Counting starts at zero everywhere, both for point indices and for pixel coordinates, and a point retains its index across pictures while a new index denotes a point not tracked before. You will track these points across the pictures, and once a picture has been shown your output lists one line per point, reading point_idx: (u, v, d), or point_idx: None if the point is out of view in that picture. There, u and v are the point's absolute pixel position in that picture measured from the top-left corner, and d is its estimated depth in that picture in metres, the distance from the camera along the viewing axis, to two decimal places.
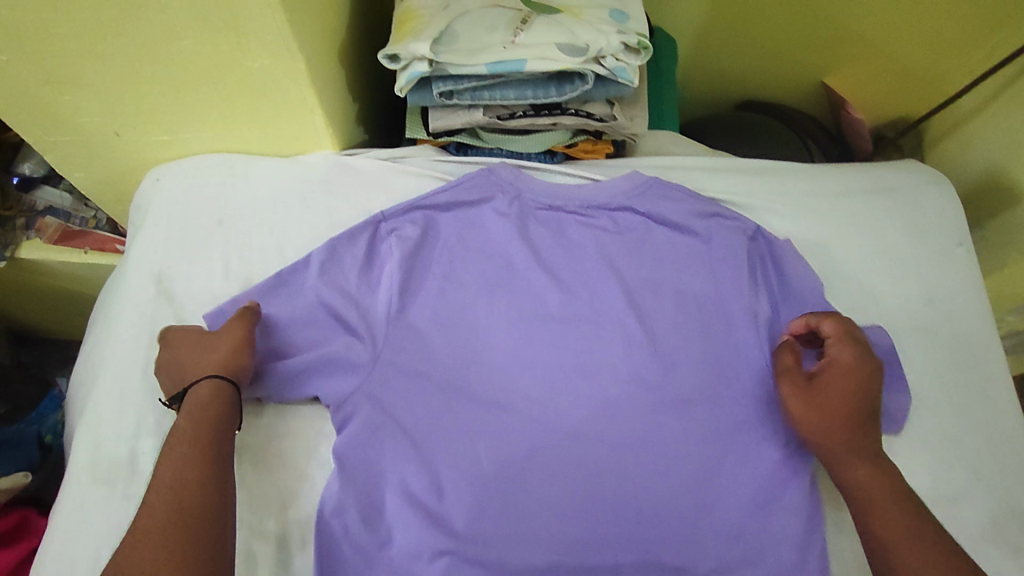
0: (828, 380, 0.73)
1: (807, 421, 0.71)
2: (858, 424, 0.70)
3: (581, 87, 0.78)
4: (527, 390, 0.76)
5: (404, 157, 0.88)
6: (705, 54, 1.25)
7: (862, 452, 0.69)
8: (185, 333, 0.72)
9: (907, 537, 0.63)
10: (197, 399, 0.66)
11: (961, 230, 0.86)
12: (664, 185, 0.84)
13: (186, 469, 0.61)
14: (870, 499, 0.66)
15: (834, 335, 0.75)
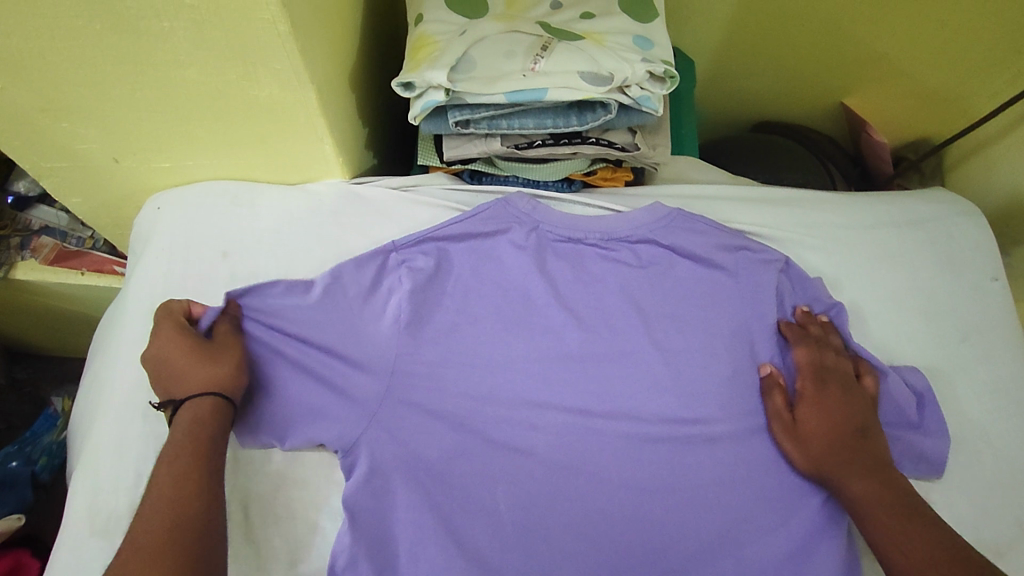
0: (806, 413, 0.72)
1: (800, 461, 0.71)
2: (847, 448, 0.69)
3: (603, 117, 0.75)
4: (547, 434, 0.72)
5: (416, 186, 0.84)
6: (721, 72, 1.22)
7: (855, 471, 0.67)
8: (169, 330, 0.65)
9: (913, 545, 0.61)
10: (194, 414, 0.60)
11: (995, 263, 0.84)
12: (687, 218, 0.80)
13: (183, 479, 0.55)
14: (868, 517, 0.64)
15: (805, 364, 0.74)
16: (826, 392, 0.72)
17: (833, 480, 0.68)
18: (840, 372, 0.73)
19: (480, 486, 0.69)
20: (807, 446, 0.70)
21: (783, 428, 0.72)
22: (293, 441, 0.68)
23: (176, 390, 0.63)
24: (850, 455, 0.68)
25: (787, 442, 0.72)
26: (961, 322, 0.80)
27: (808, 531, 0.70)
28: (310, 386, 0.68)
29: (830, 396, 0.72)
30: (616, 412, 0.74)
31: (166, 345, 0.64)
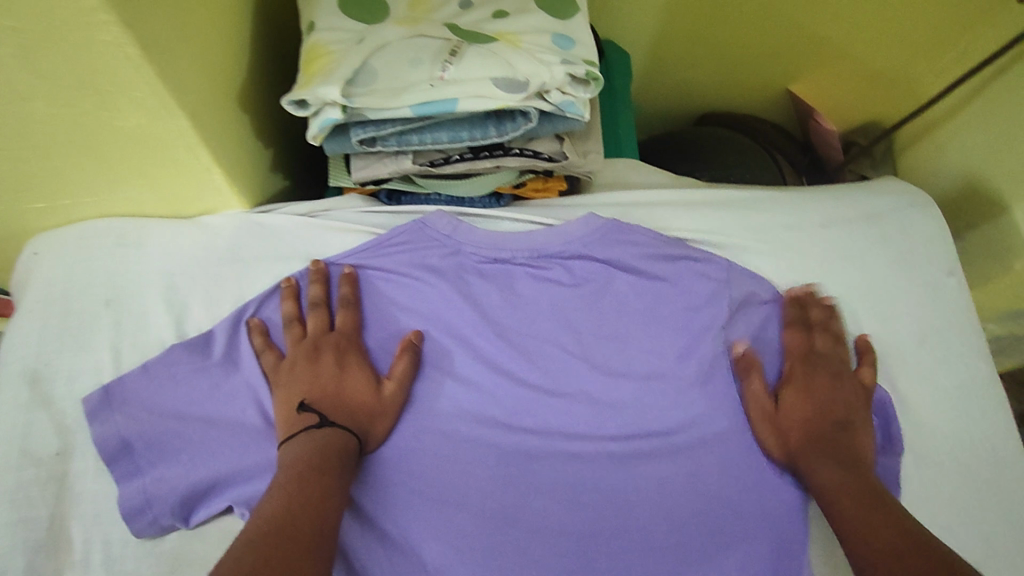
0: (789, 395, 0.67)
1: (771, 445, 0.66)
2: (822, 435, 0.64)
3: (524, 126, 0.68)
4: (476, 480, 0.65)
5: (326, 211, 0.76)
6: (663, 63, 1.15)
7: (828, 459, 0.62)
8: (355, 357, 0.66)
9: (878, 531, 0.53)
10: (344, 443, 0.59)
11: (950, 257, 0.78)
12: (623, 228, 0.74)
13: (306, 486, 0.53)
14: (834, 504, 0.58)
15: (794, 347, 0.70)
16: (813, 378, 0.68)
17: (806, 465, 0.63)
18: (832, 361, 0.69)
19: (406, 545, 0.61)
20: (782, 430, 0.66)
21: (760, 407, 0.67)
22: (198, 511, 0.61)
23: (325, 406, 0.62)
24: (827, 443, 0.63)
25: (761, 423, 0.67)
26: (920, 324, 0.75)
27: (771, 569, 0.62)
28: (215, 451, 0.62)
29: (817, 381, 0.68)
30: (556, 449, 0.67)
31: (354, 369, 0.65)
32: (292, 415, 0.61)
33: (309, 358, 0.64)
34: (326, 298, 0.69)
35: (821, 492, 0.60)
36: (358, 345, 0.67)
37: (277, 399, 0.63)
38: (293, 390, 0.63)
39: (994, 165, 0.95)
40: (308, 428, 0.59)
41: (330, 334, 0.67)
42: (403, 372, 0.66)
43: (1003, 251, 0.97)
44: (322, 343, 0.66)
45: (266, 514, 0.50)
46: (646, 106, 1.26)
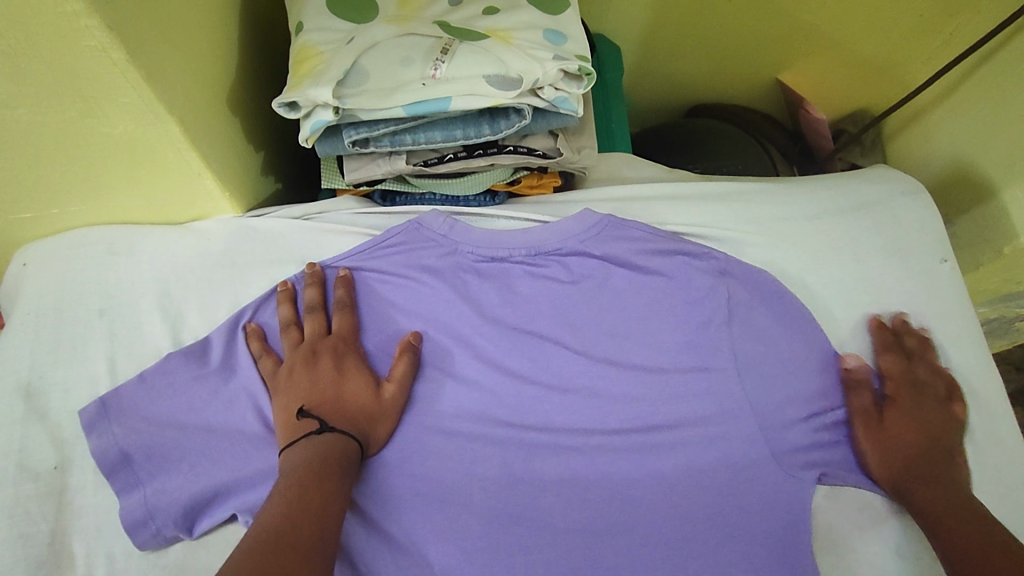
0: (893, 417, 0.67)
1: (872, 466, 0.66)
2: (928, 457, 0.65)
3: (518, 123, 0.67)
4: (480, 480, 0.64)
5: (320, 213, 0.75)
6: (652, 56, 1.15)
7: (932, 479, 0.63)
8: (354, 361, 0.65)
9: (985, 552, 0.55)
10: (343, 449, 0.58)
11: (943, 244, 0.79)
12: (619, 223, 0.73)
13: (307, 489, 0.53)
14: (938, 522, 0.59)
15: (898, 371, 0.70)
16: (919, 400, 0.68)
17: (903, 486, 0.63)
18: (934, 384, 0.70)
19: (410, 547, 0.61)
20: (884, 452, 0.66)
21: (868, 426, 0.67)
22: (202, 521, 0.60)
23: (325, 411, 0.61)
24: (927, 465, 0.64)
25: (865, 443, 0.67)
26: (916, 311, 0.75)
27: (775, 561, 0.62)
28: (215, 461, 0.62)
29: (922, 407, 0.68)
30: (557, 446, 0.67)
31: (352, 373, 0.64)
32: (292, 421, 0.60)
33: (306, 363, 0.64)
34: (321, 301, 0.68)
35: (922, 512, 0.61)
36: (355, 347, 0.67)
37: (276, 406, 0.62)
38: (292, 397, 0.62)
39: (981, 151, 0.96)
40: (309, 434, 0.58)
41: (327, 337, 0.66)
42: (402, 373, 0.66)
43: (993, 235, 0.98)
44: (320, 347, 0.65)
45: (263, 521, 0.49)
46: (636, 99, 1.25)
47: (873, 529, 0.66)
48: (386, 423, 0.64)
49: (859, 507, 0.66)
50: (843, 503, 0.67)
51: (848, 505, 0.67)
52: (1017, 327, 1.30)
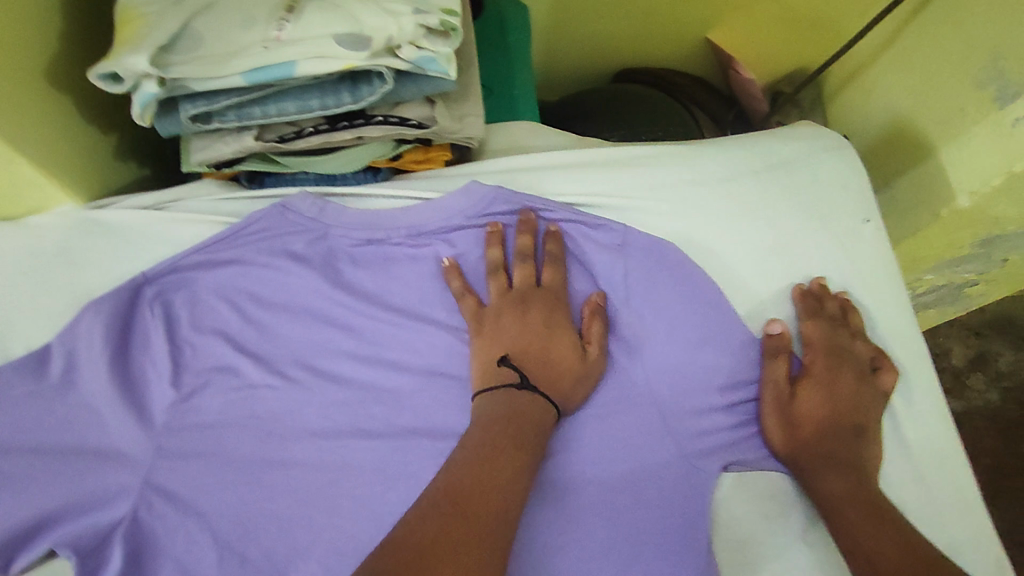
0: (810, 392, 0.62)
1: (777, 443, 0.61)
2: (839, 440, 0.60)
3: (380, 89, 0.60)
4: (350, 488, 0.58)
5: (175, 201, 0.68)
6: (566, 21, 1.03)
7: (839, 468, 0.58)
8: (563, 316, 0.62)
9: (890, 555, 0.51)
10: (541, 416, 0.56)
11: (867, 203, 0.73)
12: (511, 197, 0.67)
13: (502, 461, 0.50)
14: (844, 521, 0.55)
15: (819, 340, 0.64)
16: (838, 373, 0.63)
17: (810, 472, 0.59)
18: (853, 355, 0.64)
19: (269, 567, 0.55)
20: (794, 432, 0.60)
21: (779, 402, 0.61)
22: (19, 556, 0.53)
23: (529, 365, 0.59)
24: (837, 449, 0.59)
25: (772, 418, 0.61)
26: (837, 278, 0.69)
27: (667, 561, 0.56)
28: (41, 486, 0.55)
29: (838, 380, 0.62)
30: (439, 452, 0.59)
31: (557, 325, 0.61)
32: (546, 364, 0.59)
33: (516, 310, 0.61)
34: (504, 260, 0.64)
35: (828, 505, 0.57)
36: (564, 303, 0.63)
37: (478, 350, 0.61)
38: (505, 340, 0.60)
39: (920, 105, 0.93)
40: (510, 387, 0.57)
41: (538, 289, 0.63)
42: (597, 333, 0.62)
43: (933, 196, 0.92)
44: (530, 297, 0.62)
45: (444, 482, 0.48)
46: (552, 73, 1.13)
47: (784, 519, 0.59)
48: (589, 382, 0.61)
49: (770, 495, 0.60)
50: (753, 492, 0.60)
51: (759, 493, 0.60)
52: (966, 290, 1.28)
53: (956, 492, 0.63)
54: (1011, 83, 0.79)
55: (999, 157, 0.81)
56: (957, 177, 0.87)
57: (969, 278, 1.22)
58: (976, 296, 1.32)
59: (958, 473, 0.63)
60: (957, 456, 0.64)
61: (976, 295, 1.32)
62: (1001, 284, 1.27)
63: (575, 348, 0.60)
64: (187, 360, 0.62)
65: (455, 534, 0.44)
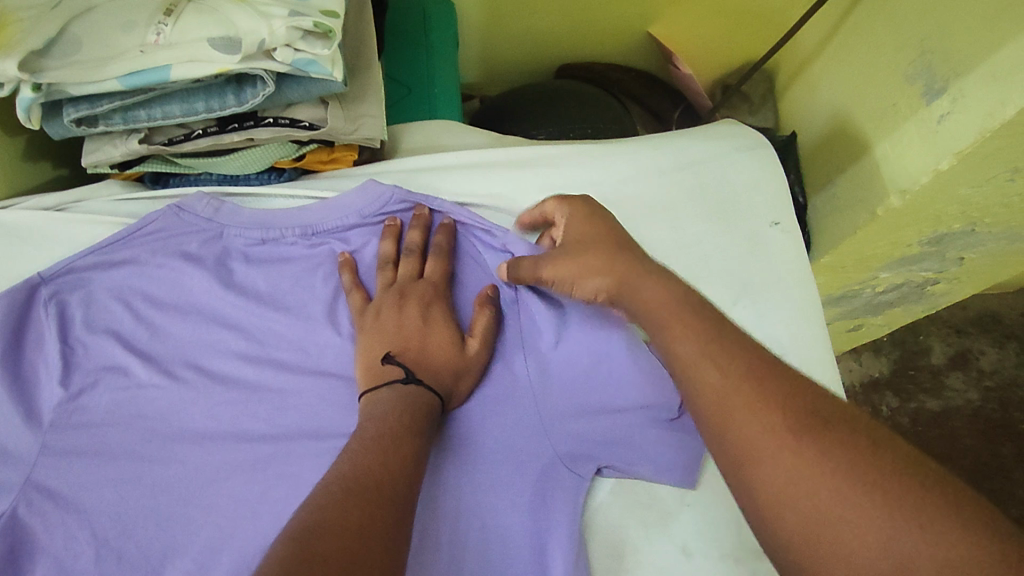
0: (571, 233, 0.59)
1: (594, 290, 0.55)
2: (625, 252, 0.54)
3: (262, 91, 0.59)
4: (228, 488, 0.59)
5: (79, 201, 0.69)
6: (503, 18, 1.02)
7: (652, 276, 0.52)
8: (443, 310, 0.62)
9: (711, 356, 0.45)
10: (428, 406, 0.56)
11: (777, 205, 0.71)
12: (406, 195, 0.67)
13: (403, 447, 0.52)
14: (662, 323, 0.48)
15: (578, 204, 0.60)
16: (591, 208, 0.60)
17: (631, 292, 0.52)
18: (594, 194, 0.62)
19: (145, 565, 0.56)
20: (580, 266, 0.56)
21: (552, 258, 0.58)
22: None
23: (411, 358, 0.58)
24: (625, 261, 0.54)
25: (558, 271, 0.57)
26: (738, 280, 0.68)
27: (532, 563, 0.57)
28: None
29: (590, 213, 0.60)
30: (315, 453, 0.59)
31: (437, 318, 0.61)
32: (429, 356, 0.59)
33: (395, 305, 0.61)
34: (395, 254, 0.65)
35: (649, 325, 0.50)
36: (445, 297, 0.63)
37: (361, 347, 0.61)
38: (385, 338, 0.60)
39: (858, 100, 0.91)
40: (395, 383, 0.57)
41: (418, 281, 0.63)
42: (484, 327, 0.62)
43: (867, 194, 0.88)
44: (411, 290, 0.62)
45: (349, 468, 0.49)
46: (494, 72, 1.12)
47: (660, 527, 0.60)
48: (469, 375, 0.61)
49: (648, 504, 0.61)
50: (630, 500, 0.61)
51: (637, 500, 0.61)
52: (928, 289, 1.21)
53: None
54: (936, 78, 0.76)
55: (926, 155, 0.78)
56: (891, 174, 0.84)
57: (928, 276, 1.16)
58: (940, 296, 1.26)
59: None
60: None
61: (939, 294, 1.24)
62: (964, 282, 1.20)
63: (457, 339, 0.61)
64: (79, 359, 0.63)
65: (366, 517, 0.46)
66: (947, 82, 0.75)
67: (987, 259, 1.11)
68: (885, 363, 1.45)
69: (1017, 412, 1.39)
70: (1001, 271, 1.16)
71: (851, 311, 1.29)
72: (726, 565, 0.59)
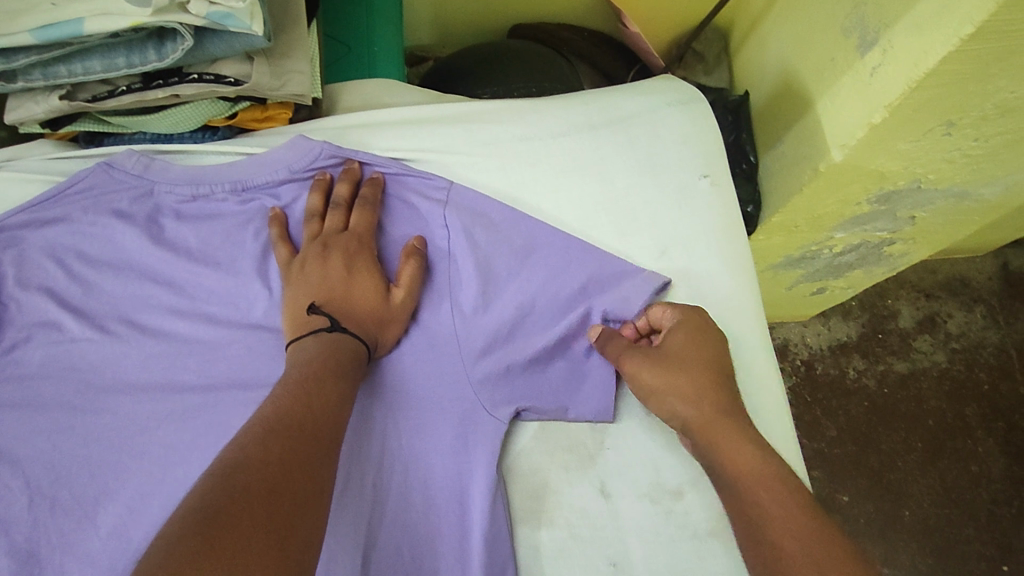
0: (672, 343, 0.60)
1: (671, 417, 0.58)
2: (716, 391, 0.57)
3: (182, 46, 0.59)
4: (157, 438, 0.60)
5: (12, 160, 0.70)
6: None
7: (730, 433, 0.55)
8: (368, 260, 0.63)
9: (796, 537, 0.48)
10: (352, 351, 0.58)
11: (706, 157, 0.71)
12: (335, 150, 0.67)
13: (326, 388, 0.54)
14: (749, 497, 0.51)
15: (688, 321, 0.61)
16: (695, 342, 0.60)
17: (714, 453, 0.54)
18: (692, 323, 0.61)
19: (79, 510, 0.58)
20: (669, 381, 0.58)
21: (645, 355, 0.60)
22: None
23: (334, 308, 0.60)
24: (711, 406, 0.56)
25: (643, 376, 0.59)
26: (666, 231, 0.68)
27: (453, 502, 0.60)
28: None
29: (686, 347, 0.59)
30: (244, 402, 0.61)
31: (362, 269, 0.63)
32: (353, 306, 0.61)
33: (319, 256, 0.62)
34: (323, 208, 0.66)
35: (729, 496, 0.52)
36: (370, 246, 0.64)
37: (288, 298, 0.62)
38: (310, 288, 0.61)
39: (802, 57, 0.91)
40: (320, 331, 0.59)
41: (343, 233, 0.64)
42: (410, 277, 0.63)
43: (812, 151, 0.89)
44: (335, 242, 0.63)
45: (273, 408, 0.51)
46: (447, 33, 1.11)
47: (581, 470, 0.62)
48: (395, 325, 0.62)
49: (569, 448, 0.63)
50: (551, 443, 0.63)
51: (558, 443, 0.63)
52: (885, 249, 1.18)
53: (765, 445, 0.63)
54: (870, 31, 0.77)
55: (861, 109, 0.79)
56: (831, 130, 0.84)
57: (883, 236, 1.12)
58: (900, 255, 1.22)
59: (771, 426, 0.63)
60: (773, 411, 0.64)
61: (898, 254, 1.21)
62: (921, 241, 1.17)
63: (383, 289, 0.62)
64: (13, 315, 0.65)
65: (293, 453, 0.48)
66: (878, 34, 0.75)
67: (941, 217, 1.08)
68: (854, 327, 1.41)
69: (982, 372, 1.37)
70: (957, 228, 1.12)
71: (813, 273, 1.24)
72: (644, 504, 0.61)
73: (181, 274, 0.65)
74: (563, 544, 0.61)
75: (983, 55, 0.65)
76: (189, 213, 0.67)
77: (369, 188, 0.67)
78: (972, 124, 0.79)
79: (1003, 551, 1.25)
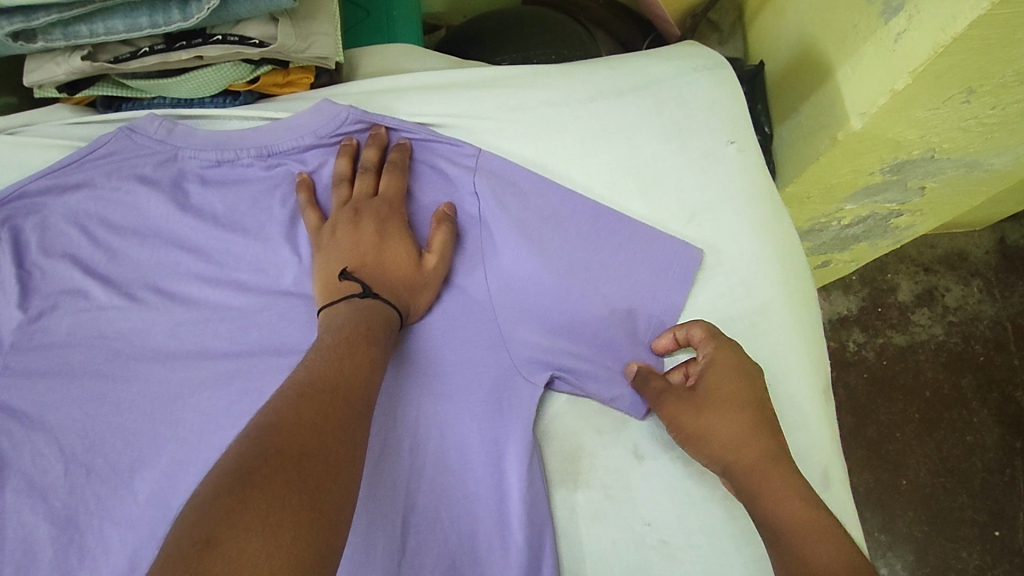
0: (708, 382, 0.59)
1: (710, 461, 0.58)
2: (758, 433, 0.57)
3: (207, 5, 0.57)
4: (190, 406, 0.60)
5: (31, 125, 0.69)
6: None
7: (773, 476, 0.54)
8: (398, 225, 0.63)
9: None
10: (387, 317, 0.58)
11: (733, 123, 0.70)
12: (361, 114, 0.66)
13: (358, 355, 0.53)
14: (792, 537, 0.50)
15: (724, 357, 0.60)
16: (728, 386, 0.59)
17: (764, 492, 0.54)
18: (721, 362, 0.60)
19: (115, 476, 0.58)
20: (704, 426, 0.58)
21: (682, 399, 0.60)
22: None
23: (366, 274, 0.60)
24: (756, 449, 0.56)
25: (681, 418, 0.59)
26: (693, 198, 0.68)
27: (488, 467, 0.60)
28: None
29: (720, 391, 0.59)
30: (278, 368, 0.60)
31: (392, 234, 0.62)
32: (384, 272, 0.60)
33: (349, 222, 0.62)
34: (351, 172, 0.65)
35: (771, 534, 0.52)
36: (400, 212, 0.64)
37: (319, 264, 0.62)
38: (342, 254, 0.61)
39: (823, 24, 0.90)
40: (353, 296, 0.58)
41: (373, 198, 0.64)
42: (440, 243, 0.63)
43: (830, 120, 0.89)
44: (365, 207, 0.63)
45: (307, 373, 0.51)
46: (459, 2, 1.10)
47: (613, 433, 0.63)
48: (427, 291, 0.62)
49: (602, 411, 0.64)
50: (583, 408, 0.64)
51: (590, 408, 0.64)
52: (892, 222, 1.18)
53: (792, 409, 0.64)
54: None
55: (883, 77, 0.78)
56: (851, 99, 0.84)
57: (892, 208, 1.12)
58: (906, 228, 1.23)
59: (798, 391, 0.64)
60: (800, 377, 0.64)
61: (905, 226, 1.22)
62: (929, 213, 1.18)
63: (415, 255, 0.62)
64: (37, 283, 0.64)
65: (323, 421, 0.48)
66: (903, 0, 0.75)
67: (949, 188, 1.08)
68: (855, 300, 1.42)
69: (980, 345, 1.39)
70: (966, 199, 1.13)
71: (820, 245, 1.25)
72: (676, 466, 0.62)
73: (210, 241, 0.65)
74: (596, 507, 0.61)
75: (1010, 21, 0.65)
76: (215, 179, 0.66)
77: (398, 152, 0.66)
78: (992, 92, 0.79)
79: (996, 518, 1.28)
